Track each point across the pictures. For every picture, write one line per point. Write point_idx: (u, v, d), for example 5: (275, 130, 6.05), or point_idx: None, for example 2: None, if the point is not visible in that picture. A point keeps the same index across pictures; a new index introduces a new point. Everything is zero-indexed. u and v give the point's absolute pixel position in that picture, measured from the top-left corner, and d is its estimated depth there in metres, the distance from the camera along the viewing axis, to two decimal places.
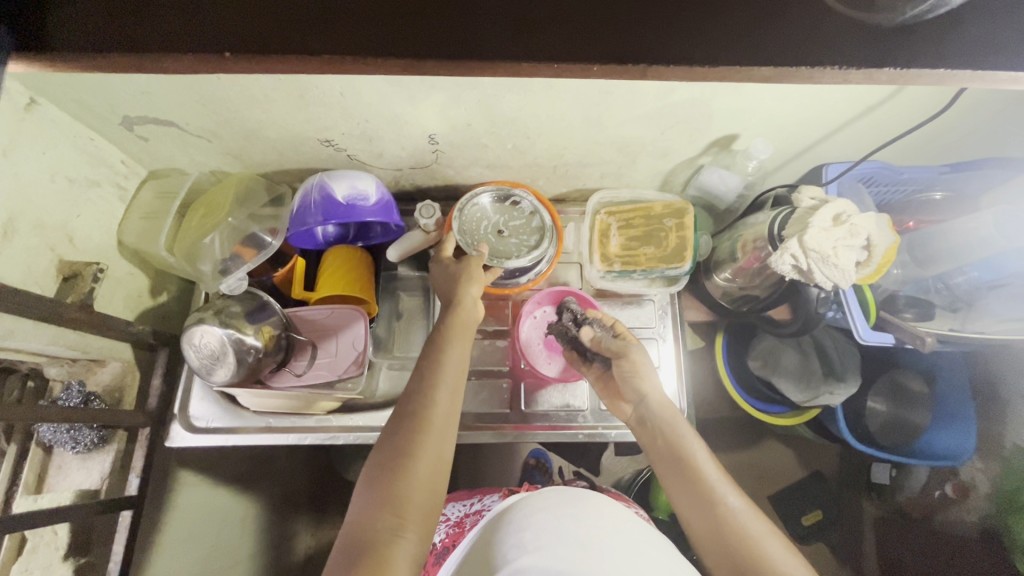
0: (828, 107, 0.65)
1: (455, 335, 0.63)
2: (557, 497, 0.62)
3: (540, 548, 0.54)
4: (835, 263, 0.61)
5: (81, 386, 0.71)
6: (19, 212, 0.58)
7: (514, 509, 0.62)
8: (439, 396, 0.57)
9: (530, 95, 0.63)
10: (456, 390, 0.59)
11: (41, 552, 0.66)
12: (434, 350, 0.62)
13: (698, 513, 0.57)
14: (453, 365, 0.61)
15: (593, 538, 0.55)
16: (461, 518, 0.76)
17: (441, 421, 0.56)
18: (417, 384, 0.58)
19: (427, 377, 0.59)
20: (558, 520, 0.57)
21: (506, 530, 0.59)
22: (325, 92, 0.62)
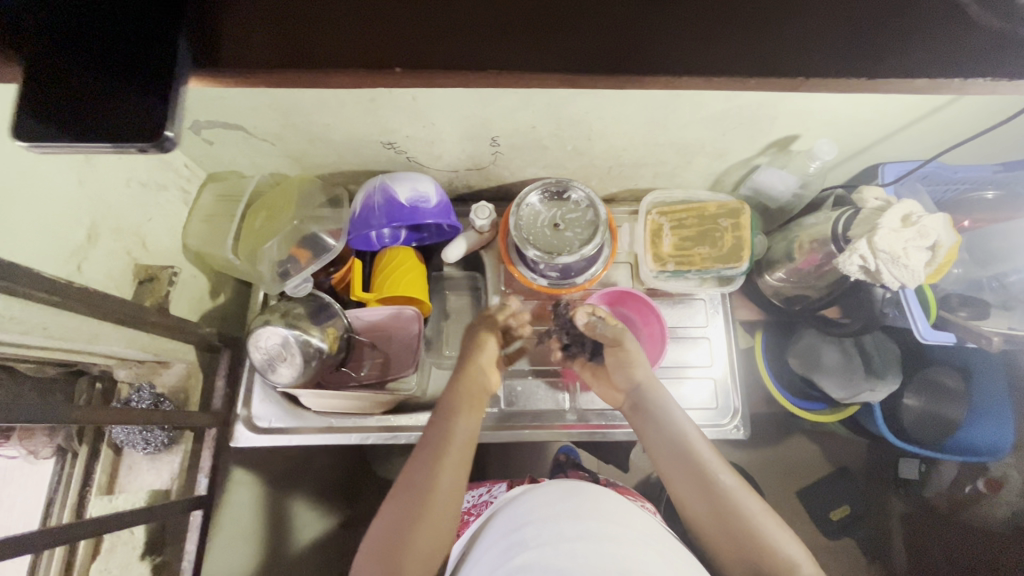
0: (897, 108, 0.65)
1: (465, 398, 0.65)
2: (557, 492, 0.64)
3: (541, 544, 0.55)
4: (905, 264, 0.62)
5: (150, 388, 0.72)
6: (101, 217, 0.59)
7: (520, 504, 0.64)
8: (444, 458, 0.58)
9: (601, 98, 0.63)
10: (463, 452, 0.60)
11: (118, 551, 0.68)
12: (443, 410, 0.63)
13: (705, 515, 0.57)
14: (467, 421, 0.63)
15: (594, 530, 0.57)
16: (470, 510, 0.80)
17: (454, 480, 0.58)
18: (437, 439, 0.60)
19: (443, 434, 0.61)
20: (559, 515, 0.59)
21: (508, 527, 0.61)
22: (398, 97, 0.62)
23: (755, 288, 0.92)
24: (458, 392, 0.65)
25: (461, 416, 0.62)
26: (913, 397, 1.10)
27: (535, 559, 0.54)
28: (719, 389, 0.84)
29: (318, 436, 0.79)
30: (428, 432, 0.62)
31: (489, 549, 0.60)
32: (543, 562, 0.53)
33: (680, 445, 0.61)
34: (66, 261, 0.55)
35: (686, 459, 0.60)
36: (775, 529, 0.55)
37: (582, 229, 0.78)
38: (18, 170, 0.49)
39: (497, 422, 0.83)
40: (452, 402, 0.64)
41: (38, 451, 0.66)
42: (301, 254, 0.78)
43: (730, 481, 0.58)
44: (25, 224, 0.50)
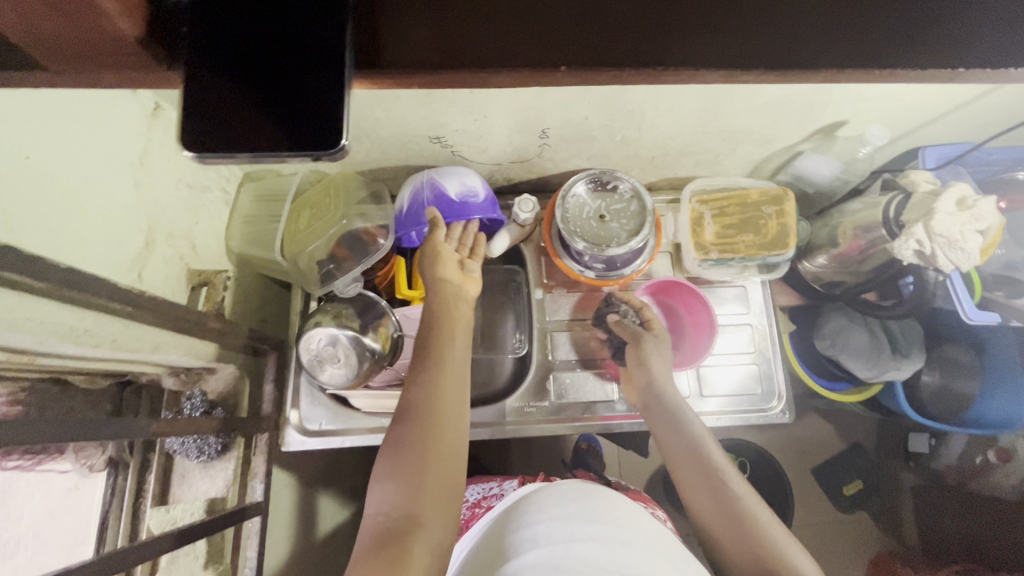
0: (948, 93, 0.66)
1: (451, 320, 0.62)
2: (572, 491, 0.66)
3: (552, 543, 0.57)
4: (961, 248, 0.63)
5: (202, 394, 0.71)
6: (156, 222, 0.57)
7: (530, 503, 0.66)
8: (442, 386, 0.56)
9: (661, 88, 0.62)
10: (458, 377, 0.57)
11: (182, 562, 0.66)
12: (432, 337, 0.60)
13: (722, 524, 0.58)
14: (456, 364, 0.58)
15: (606, 535, 0.58)
16: (480, 502, 0.84)
17: (453, 424, 0.54)
18: (428, 379, 0.56)
19: (432, 376, 0.56)
20: (569, 516, 0.61)
21: (519, 526, 0.62)
22: (457, 91, 0.61)
23: (790, 273, 0.93)
24: (441, 334, 0.60)
25: (448, 360, 0.58)
26: (932, 374, 1.06)
27: (545, 559, 0.55)
28: (761, 374, 0.85)
29: (369, 437, 0.77)
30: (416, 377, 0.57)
31: (501, 543, 0.62)
32: (551, 561, 0.54)
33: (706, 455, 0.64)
34: (127, 269, 0.53)
35: (705, 467, 0.62)
36: (791, 542, 0.54)
37: (629, 219, 0.78)
38: (79, 176, 0.47)
39: (547, 415, 0.83)
40: (438, 345, 0.59)
41: (92, 464, 0.64)
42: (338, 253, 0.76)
43: (748, 495, 0.59)
44: (90, 232, 0.48)
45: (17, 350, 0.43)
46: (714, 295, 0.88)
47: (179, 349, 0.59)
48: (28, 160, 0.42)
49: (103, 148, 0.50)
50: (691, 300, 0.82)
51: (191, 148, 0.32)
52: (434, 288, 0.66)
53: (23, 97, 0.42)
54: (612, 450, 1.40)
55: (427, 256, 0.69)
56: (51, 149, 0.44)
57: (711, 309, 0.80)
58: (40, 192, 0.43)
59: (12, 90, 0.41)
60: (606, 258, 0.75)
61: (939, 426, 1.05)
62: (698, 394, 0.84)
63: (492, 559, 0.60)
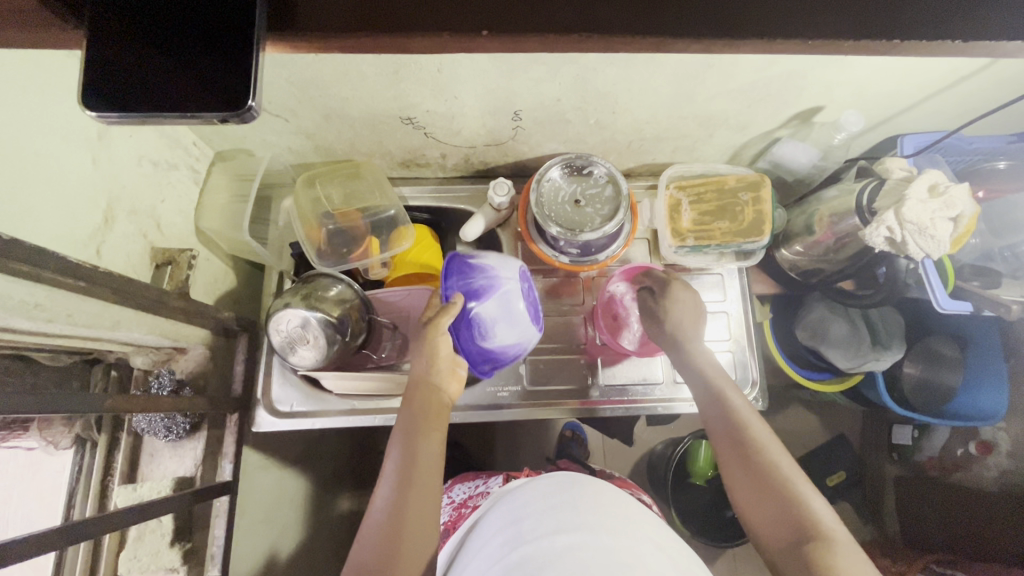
0: (923, 79, 0.65)
1: (434, 376, 0.70)
2: (551, 489, 0.69)
3: (539, 537, 0.59)
4: (932, 236, 0.63)
5: (171, 373, 0.71)
6: (116, 198, 0.57)
7: (521, 499, 0.68)
8: (425, 442, 0.63)
9: (630, 68, 0.61)
10: (437, 430, 0.65)
11: (148, 540, 0.67)
12: (418, 393, 0.68)
13: (738, 464, 0.60)
14: (427, 463, 0.62)
15: (593, 524, 0.60)
16: (467, 501, 0.86)
17: (416, 523, 0.58)
18: (401, 476, 0.60)
19: (404, 482, 0.60)
20: (551, 510, 0.63)
21: (505, 524, 0.65)
22: (422, 69, 0.60)
23: (769, 262, 0.93)
24: (415, 435, 0.63)
25: (420, 463, 0.61)
26: (913, 366, 1.07)
27: (535, 551, 0.57)
28: (736, 361, 0.85)
29: (341, 419, 0.77)
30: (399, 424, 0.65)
31: (487, 544, 0.64)
32: (540, 553, 0.56)
33: (723, 394, 0.65)
34: (85, 245, 0.53)
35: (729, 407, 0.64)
36: (809, 490, 0.56)
37: (604, 205, 0.77)
38: (29, 149, 0.46)
39: (520, 398, 0.83)
40: (412, 444, 0.63)
41: (57, 442, 0.64)
42: (312, 235, 0.80)
43: (766, 437, 0.61)
44: (41, 206, 0.48)
45: None
46: (691, 283, 0.88)
47: (142, 327, 0.59)
48: None
49: (57, 120, 0.49)
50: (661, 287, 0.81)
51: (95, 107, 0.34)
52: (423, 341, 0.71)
53: None
54: (595, 438, 1.40)
55: (422, 350, 0.70)
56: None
57: (681, 290, 0.78)
58: None
59: None
60: (579, 243, 0.74)
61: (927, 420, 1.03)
62: (672, 381, 0.84)
63: (480, 562, 0.61)
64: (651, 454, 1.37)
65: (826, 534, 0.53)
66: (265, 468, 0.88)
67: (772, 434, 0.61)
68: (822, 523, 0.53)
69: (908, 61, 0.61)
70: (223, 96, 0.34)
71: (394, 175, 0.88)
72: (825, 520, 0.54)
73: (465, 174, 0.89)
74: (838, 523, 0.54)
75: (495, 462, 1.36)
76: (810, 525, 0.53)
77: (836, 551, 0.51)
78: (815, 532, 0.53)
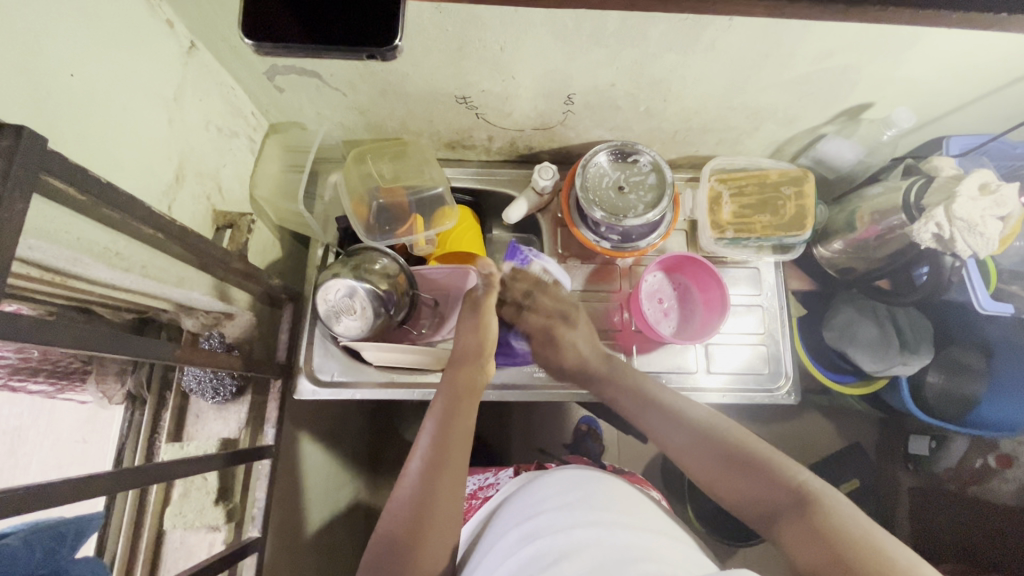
0: (978, 77, 0.65)
1: (470, 359, 0.70)
2: (563, 483, 0.69)
3: (554, 532, 0.59)
4: (981, 233, 0.63)
5: (220, 336, 0.72)
6: (186, 160, 0.58)
7: (538, 493, 0.69)
8: (455, 423, 0.64)
9: (690, 54, 0.62)
10: (470, 412, 0.66)
11: (193, 497, 0.68)
12: (453, 378, 0.69)
13: (700, 454, 0.60)
14: (458, 442, 0.63)
15: (607, 521, 0.60)
16: (476, 493, 0.87)
17: (446, 497, 0.59)
18: (432, 453, 0.61)
19: (437, 456, 0.61)
20: (567, 504, 0.64)
21: (521, 518, 0.65)
22: (487, 46, 0.61)
23: (804, 259, 0.93)
24: (454, 415, 0.64)
25: (452, 441, 0.62)
26: (938, 375, 1.04)
27: (551, 545, 0.57)
28: (769, 355, 0.86)
29: (379, 390, 0.79)
30: (433, 408, 0.66)
31: (504, 538, 0.64)
32: (555, 548, 0.57)
33: (659, 401, 0.68)
34: (157, 200, 0.54)
35: (662, 411, 0.66)
36: (777, 455, 0.57)
37: (648, 193, 0.78)
38: (118, 102, 0.48)
39: (554, 380, 0.84)
40: (446, 421, 0.64)
41: (110, 396, 0.66)
42: (359, 212, 0.81)
43: (714, 422, 0.63)
44: (124, 158, 0.49)
45: (48, 264, 0.45)
46: (727, 275, 0.88)
47: (203, 287, 0.60)
48: (74, 77, 0.43)
49: (141, 77, 0.51)
50: (704, 281, 0.83)
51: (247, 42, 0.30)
52: (477, 327, 0.72)
53: (70, 15, 0.42)
54: (611, 433, 1.40)
55: (468, 317, 0.73)
56: (92, 70, 0.45)
57: (723, 287, 0.79)
58: (81, 109, 0.44)
59: (61, 6, 0.42)
60: (623, 227, 0.75)
61: (954, 428, 1.01)
62: (705, 371, 0.85)
63: (496, 557, 0.62)
64: None
65: (809, 489, 0.52)
66: (298, 438, 0.89)
67: (720, 417, 0.64)
68: (799, 480, 0.53)
69: (965, 58, 0.62)
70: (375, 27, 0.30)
71: (439, 156, 0.89)
72: (804, 478, 0.54)
73: (508, 158, 0.90)
74: (813, 476, 0.54)
75: (511, 451, 1.37)
76: (793, 485, 0.53)
77: (825, 500, 0.50)
78: (797, 488, 0.53)
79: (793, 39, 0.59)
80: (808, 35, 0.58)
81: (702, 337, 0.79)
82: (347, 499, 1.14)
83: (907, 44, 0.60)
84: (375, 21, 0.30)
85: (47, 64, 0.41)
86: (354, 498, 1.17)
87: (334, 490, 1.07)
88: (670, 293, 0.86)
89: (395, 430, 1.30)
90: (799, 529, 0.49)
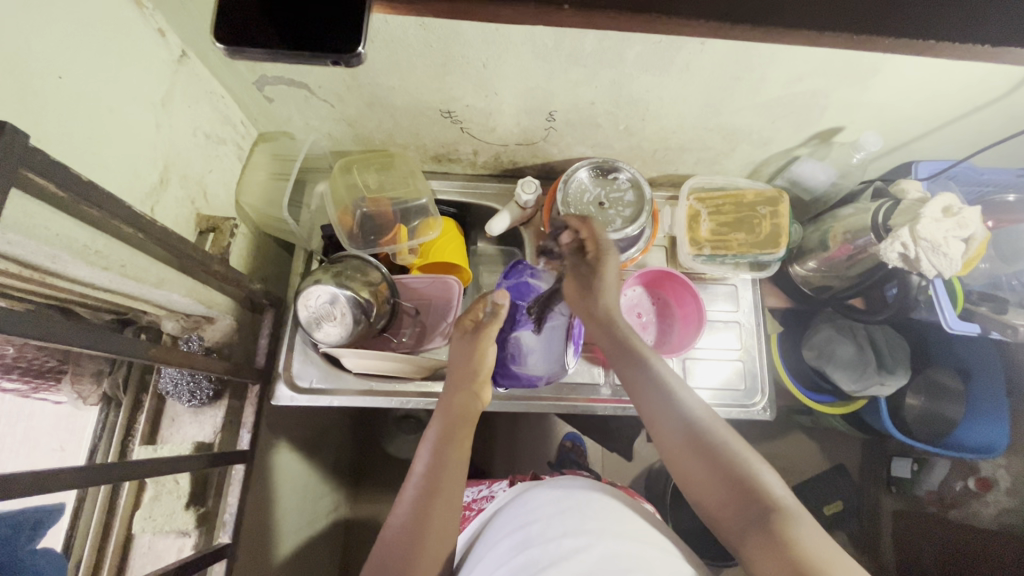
0: (941, 104, 0.68)
1: (465, 385, 0.71)
2: (555, 492, 0.70)
3: (544, 540, 0.60)
4: (944, 253, 0.65)
5: (200, 339, 0.71)
6: (171, 163, 0.60)
7: (531, 501, 0.70)
8: (452, 450, 0.64)
9: (666, 74, 0.64)
10: (465, 439, 0.66)
11: (164, 500, 0.68)
12: (449, 406, 0.69)
13: (685, 448, 0.58)
14: (454, 470, 0.62)
15: (599, 528, 0.61)
16: (471, 505, 0.87)
17: (442, 525, 0.59)
18: (427, 479, 0.61)
19: (431, 486, 0.60)
20: (559, 514, 0.65)
21: (513, 527, 0.66)
22: (469, 62, 0.63)
23: (782, 277, 0.95)
24: (449, 442, 0.64)
25: (447, 469, 0.62)
26: (916, 397, 1.04)
27: (541, 554, 0.58)
28: (746, 370, 0.87)
29: (358, 398, 0.79)
30: (431, 434, 0.66)
31: (497, 545, 0.65)
32: (546, 557, 0.58)
33: (652, 370, 0.65)
34: (140, 202, 0.55)
35: (659, 388, 0.64)
36: (763, 466, 0.56)
37: (627, 208, 0.80)
38: (105, 104, 0.50)
39: (535, 392, 0.84)
40: (442, 448, 0.64)
41: (85, 397, 0.67)
42: (344, 221, 0.82)
43: (705, 413, 0.61)
44: (110, 159, 0.51)
45: (26, 260, 0.46)
46: (706, 291, 0.90)
47: (182, 288, 0.61)
48: (61, 80, 0.45)
49: (130, 83, 0.52)
50: (679, 290, 0.84)
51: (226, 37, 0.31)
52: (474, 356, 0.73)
53: (60, 21, 0.44)
54: (595, 449, 1.39)
55: (461, 344, 0.74)
56: (81, 73, 0.46)
57: (700, 301, 0.80)
58: (67, 110, 0.46)
59: (55, 14, 0.43)
60: (602, 240, 0.76)
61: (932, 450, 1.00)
62: None
63: (487, 564, 0.62)
64: (650, 469, 1.35)
65: (782, 505, 0.52)
66: (275, 446, 0.89)
67: (712, 413, 0.61)
68: (777, 496, 0.53)
69: (926, 85, 0.65)
70: (349, 30, 0.30)
71: (426, 169, 0.91)
72: (782, 496, 0.53)
73: (493, 172, 0.92)
74: (791, 494, 0.54)
75: (494, 464, 1.36)
76: (772, 501, 0.52)
77: (797, 524, 0.49)
78: (772, 504, 0.52)
79: (764, 64, 0.62)
80: (777, 61, 0.61)
81: (680, 351, 0.81)
82: (324, 511, 1.12)
83: (871, 71, 0.63)
84: (336, 26, 0.30)
85: (35, 67, 0.42)
86: (332, 511, 1.16)
87: (311, 501, 1.05)
88: (650, 308, 0.87)
89: (377, 442, 1.29)
90: (767, 550, 0.49)
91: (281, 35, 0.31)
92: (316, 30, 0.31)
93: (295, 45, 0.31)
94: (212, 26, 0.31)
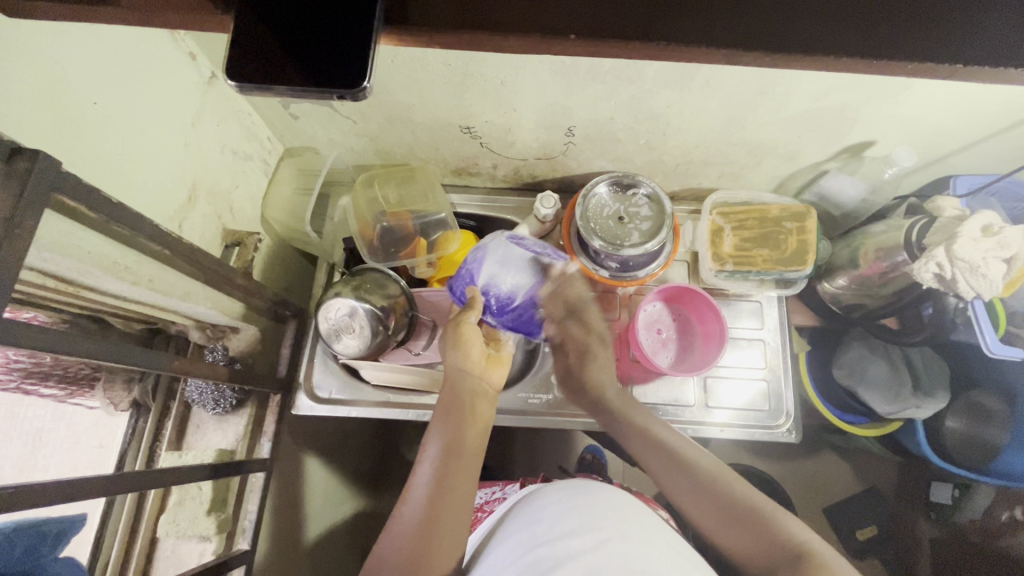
0: (978, 117, 0.65)
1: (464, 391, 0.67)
2: (566, 491, 0.68)
3: (552, 539, 0.59)
4: (983, 274, 0.62)
5: (224, 348, 0.73)
6: (199, 181, 0.62)
7: (539, 499, 0.69)
8: (456, 448, 0.62)
9: (687, 90, 0.63)
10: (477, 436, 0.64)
11: (187, 505, 0.71)
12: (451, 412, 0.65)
13: (702, 505, 0.57)
14: (457, 482, 0.59)
15: (611, 529, 0.59)
16: (484, 506, 0.85)
17: (448, 529, 0.57)
18: (432, 483, 0.59)
19: (433, 497, 0.58)
20: (567, 513, 0.63)
21: (521, 526, 0.64)
22: (487, 79, 0.63)
23: (810, 294, 0.92)
24: (457, 439, 0.62)
25: (450, 482, 0.59)
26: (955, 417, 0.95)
27: (549, 553, 0.57)
28: (771, 391, 0.84)
29: (374, 409, 0.80)
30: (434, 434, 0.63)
31: (503, 546, 0.63)
32: (553, 557, 0.56)
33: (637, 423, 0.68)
34: (168, 219, 0.58)
35: (661, 448, 0.64)
36: (777, 509, 0.55)
37: (646, 222, 0.78)
38: (138, 124, 0.52)
39: (551, 407, 0.83)
40: (446, 456, 0.61)
41: (117, 404, 0.70)
42: (365, 234, 0.84)
43: (705, 461, 0.61)
44: (141, 180, 0.53)
45: (62, 275, 0.48)
46: (729, 308, 0.88)
47: (208, 302, 0.63)
48: (97, 105, 0.47)
49: (162, 105, 0.55)
50: (703, 306, 0.82)
51: (238, 78, 0.31)
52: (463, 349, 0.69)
53: (96, 47, 0.46)
54: (617, 462, 1.36)
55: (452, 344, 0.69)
56: (116, 98, 0.49)
57: (723, 320, 0.78)
58: (102, 132, 0.48)
59: (95, 42, 0.46)
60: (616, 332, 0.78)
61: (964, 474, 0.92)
62: (704, 405, 0.83)
63: (494, 565, 0.61)
64: None
65: (808, 548, 0.50)
66: (295, 454, 0.90)
67: (721, 464, 0.61)
68: (798, 537, 0.52)
69: (963, 99, 0.62)
70: (348, 66, 0.31)
71: (447, 182, 0.93)
72: (802, 535, 0.52)
73: (514, 186, 0.93)
74: (813, 534, 0.52)
75: (513, 474, 1.35)
76: (793, 543, 0.51)
77: (826, 562, 0.48)
78: (797, 548, 0.51)
79: (788, 81, 0.60)
80: (802, 79, 0.60)
81: (700, 368, 0.78)
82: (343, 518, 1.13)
83: (902, 87, 0.60)
84: (340, 62, 0.31)
85: (72, 94, 0.45)
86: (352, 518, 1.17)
87: (330, 506, 1.06)
88: (671, 325, 0.85)
89: (397, 450, 1.30)
90: None
91: (304, 68, 0.31)
92: (326, 61, 0.31)
93: (314, 82, 0.32)
94: (225, 59, 0.31)
